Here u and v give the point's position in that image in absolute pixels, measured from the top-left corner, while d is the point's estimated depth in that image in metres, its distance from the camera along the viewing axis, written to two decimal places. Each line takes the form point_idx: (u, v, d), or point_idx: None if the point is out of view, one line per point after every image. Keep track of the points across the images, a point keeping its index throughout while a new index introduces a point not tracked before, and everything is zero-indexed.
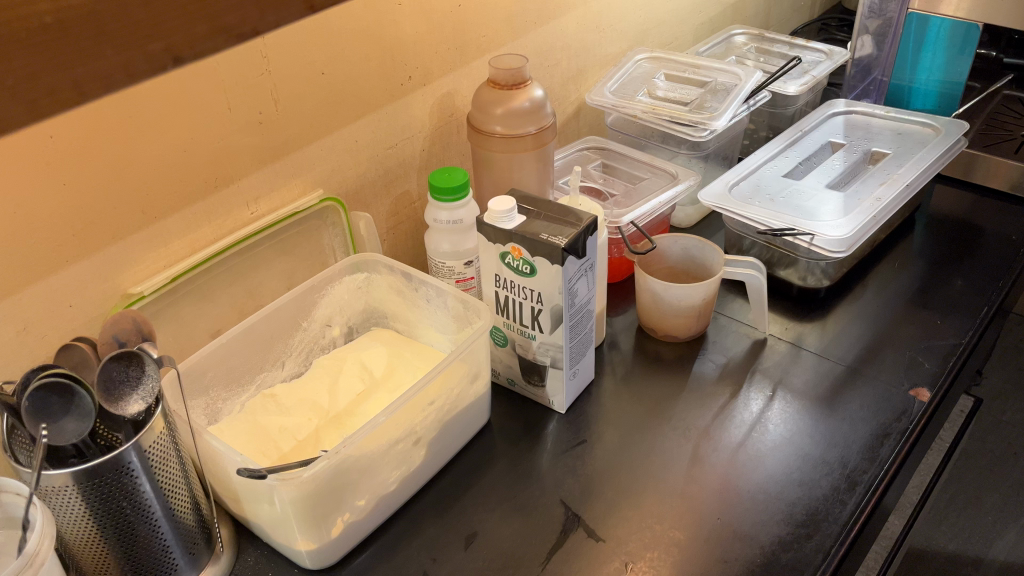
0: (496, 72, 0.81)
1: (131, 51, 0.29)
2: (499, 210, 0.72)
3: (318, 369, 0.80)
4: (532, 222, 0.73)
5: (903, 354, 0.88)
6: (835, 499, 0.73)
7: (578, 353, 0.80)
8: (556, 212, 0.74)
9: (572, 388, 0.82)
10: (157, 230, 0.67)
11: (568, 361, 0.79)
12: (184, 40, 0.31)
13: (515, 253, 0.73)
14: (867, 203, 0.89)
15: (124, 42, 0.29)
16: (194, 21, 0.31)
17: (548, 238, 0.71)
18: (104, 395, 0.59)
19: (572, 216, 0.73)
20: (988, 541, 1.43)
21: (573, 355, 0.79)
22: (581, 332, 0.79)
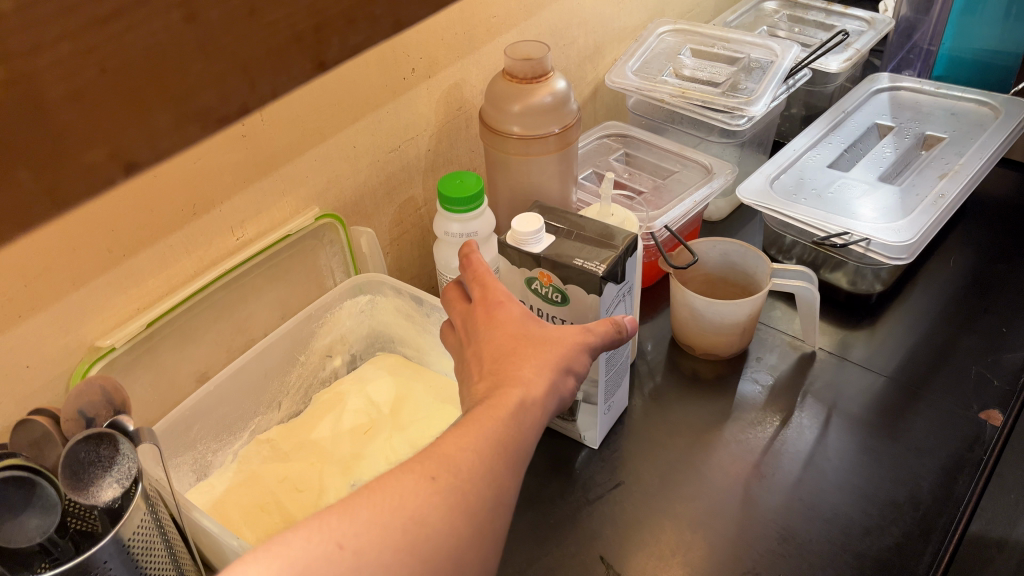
0: (512, 63, 0.70)
1: (57, 167, 0.19)
2: (526, 229, 0.62)
3: (319, 407, 0.71)
4: (563, 243, 0.63)
5: (968, 368, 0.79)
6: (909, 549, 0.64)
7: (614, 384, 0.71)
8: (591, 230, 0.64)
9: (606, 422, 0.73)
10: (127, 270, 0.57)
11: (604, 395, 0.70)
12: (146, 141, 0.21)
13: (544, 279, 0.63)
14: (928, 199, 0.79)
15: (46, 156, 0.19)
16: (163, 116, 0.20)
17: (583, 264, 0.61)
18: (70, 481, 0.49)
19: (608, 236, 0.63)
20: None
21: (609, 388, 0.70)
22: (617, 361, 0.70)
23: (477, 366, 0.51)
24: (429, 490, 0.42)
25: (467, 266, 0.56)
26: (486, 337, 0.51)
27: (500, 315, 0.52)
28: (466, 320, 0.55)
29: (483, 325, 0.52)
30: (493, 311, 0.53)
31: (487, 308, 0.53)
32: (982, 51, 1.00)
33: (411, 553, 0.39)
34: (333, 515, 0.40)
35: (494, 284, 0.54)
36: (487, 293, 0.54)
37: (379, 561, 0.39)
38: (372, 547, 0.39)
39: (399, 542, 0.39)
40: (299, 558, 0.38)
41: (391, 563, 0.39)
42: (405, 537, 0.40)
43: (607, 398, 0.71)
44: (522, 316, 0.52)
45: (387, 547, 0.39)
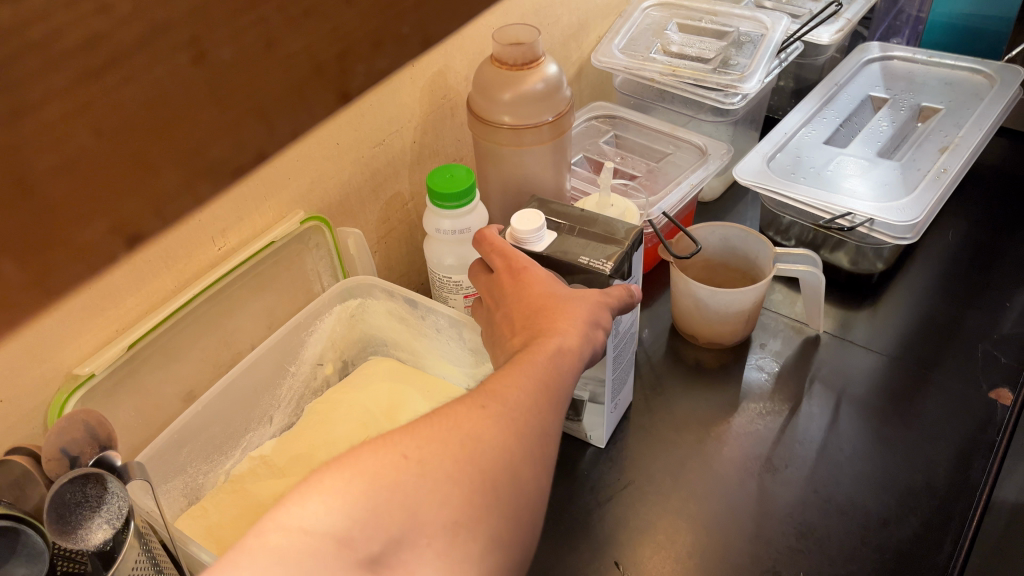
0: (501, 48, 0.66)
1: None
2: (529, 227, 0.58)
3: (313, 419, 0.68)
4: (568, 241, 0.59)
5: (974, 346, 0.78)
6: (929, 539, 0.63)
7: (620, 382, 0.69)
8: (595, 226, 0.60)
9: (612, 420, 0.70)
10: (103, 289, 0.53)
11: (610, 394, 0.67)
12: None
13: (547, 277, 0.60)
14: (930, 175, 0.77)
15: None
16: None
17: (588, 261, 0.57)
18: (56, 526, 0.45)
19: (612, 230, 0.60)
20: None
21: (615, 386, 0.68)
22: (625, 359, 0.67)
23: (510, 328, 0.51)
24: (482, 415, 0.41)
25: (483, 242, 0.57)
26: (516, 298, 0.52)
27: (527, 276, 0.52)
28: (492, 289, 0.55)
29: (511, 290, 0.52)
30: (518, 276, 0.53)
31: (512, 273, 0.53)
32: (972, 17, 0.97)
33: (473, 466, 0.38)
34: (395, 434, 0.39)
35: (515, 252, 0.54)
36: (510, 262, 0.54)
37: (444, 469, 0.38)
38: (436, 457, 0.38)
39: (459, 454, 0.39)
40: (369, 467, 0.37)
41: (454, 471, 0.38)
42: (463, 454, 0.39)
43: (613, 396, 0.68)
44: (549, 279, 0.53)
45: (449, 459, 0.38)
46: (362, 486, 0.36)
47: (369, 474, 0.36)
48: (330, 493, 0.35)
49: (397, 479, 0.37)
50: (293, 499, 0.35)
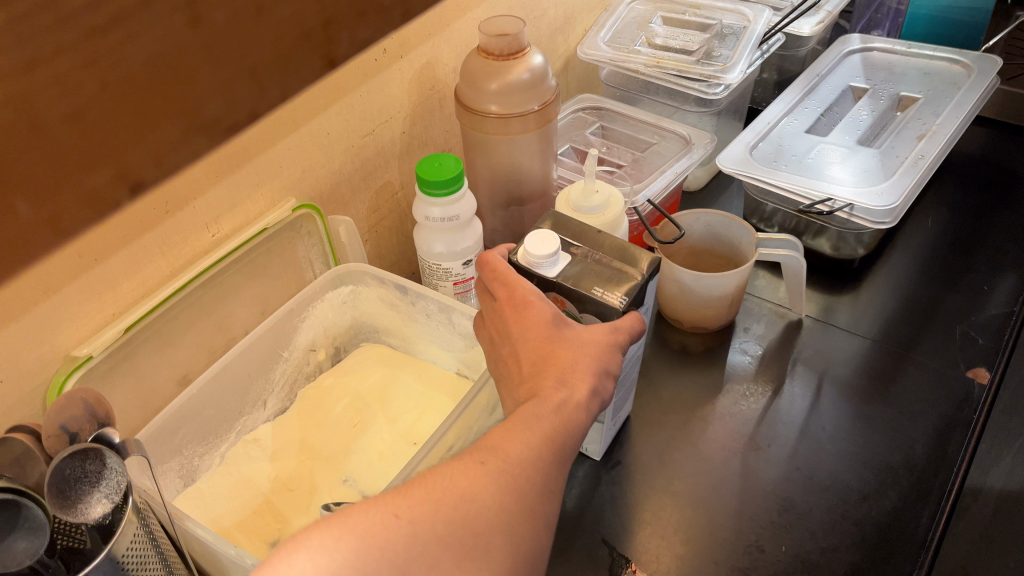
0: (487, 39, 0.68)
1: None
2: (541, 253, 0.55)
3: (306, 404, 0.69)
4: (582, 267, 0.56)
5: (953, 328, 0.79)
6: (907, 512, 0.65)
7: (622, 398, 0.68)
8: (610, 248, 0.57)
9: (608, 434, 0.69)
10: (99, 274, 0.54)
11: (613, 412, 0.67)
12: (71, 200, 0.17)
13: (557, 303, 0.57)
14: (908, 161, 0.79)
15: None
16: (87, 169, 0.17)
17: (602, 294, 0.54)
18: (56, 500, 0.46)
19: (629, 257, 0.56)
20: None
21: (617, 403, 0.67)
22: (630, 378, 0.67)
23: (518, 369, 0.52)
24: (479, 473, 0.43)
25: (487, 269, 0.56)
26: (521, 340, 0.52)
27: (531, 314, 0.52)
28: (498, 319, 0.55)
29: (516, 325, 0.52)
30: (520, 311, 0.52)
31: (515, 307, 0.53)
32: (950, 9, 0.99)
33: (464, 529, 0.41)
34: (390, 495, 0.41)
35: (519, 282, 0.54)
36: (512, 295, 0.53)
37: (433, 531, 0.40)
38: (429, 519, 0.40)
39: (451, 515, 0.41)
40: (361, 525, 0.39)
41: (443, 534, 0.40)
42: (456, 521, 0.41)
43: (615, 412, 0.68)
44: (554, 319, 0.51)
45: (440, 521, 0.41)
46: (353, 543, 0.38)
47: (361, 532, 0.38)
48: (322, 550, 0.37)
49: (389, 537, 0.39)
50: (282, 556, 0.37)
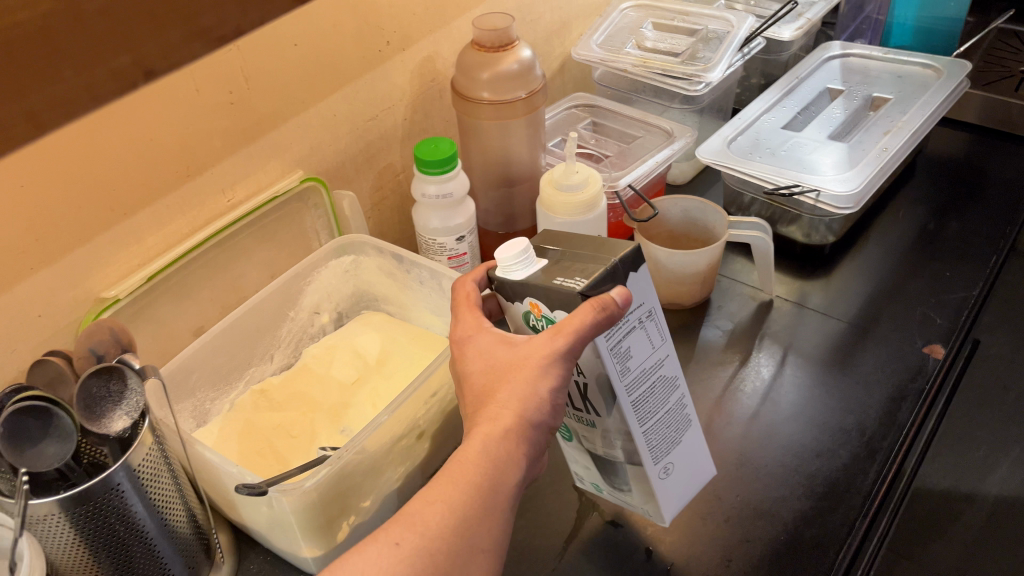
0: (480, 33, 0.75)
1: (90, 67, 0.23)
2: (508, 255, 0.54)
3: (309, 359, 0.76)
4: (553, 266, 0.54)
5: (914, 309, 0.85)
6: (855, 468, 0.70)
7: (679, 443, 0.60)
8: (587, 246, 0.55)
9: (670, 489, 0.61)
10: (127, 227, 0.62)
11: (664, 455, 0.59)
12: (101, 78, 0.23)
13: (535, 310, 0.55)
14: (873, 153, 0.85)
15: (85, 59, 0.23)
16: (111, 53, 0.23)
17: (564, 282, 0.52)
18: (85, 414, 0.54)
19: (603, 249, 0.54)
20: (981, 475, 1.40)
21: (671, 446, 0.60)
22: (676, 406, 0.59)
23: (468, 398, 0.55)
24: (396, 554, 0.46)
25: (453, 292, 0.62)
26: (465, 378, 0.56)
27: (468, 351, 0.56)
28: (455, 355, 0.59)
29: (463, 362, 0.56)
30: (463, 347, 0.57)
31: (456, 346, 0.57)
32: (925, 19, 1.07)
33: None
34: None
35: (462, 317, 0.59)
36: (457, 328, 0.58)
37: None
38: None
39: None
40: None
41: None
42: None
43: (673, 458, 0.60)
44: (490, 347, 0.55)
45: None
46: None
47: None
48: None
49: None
50: None
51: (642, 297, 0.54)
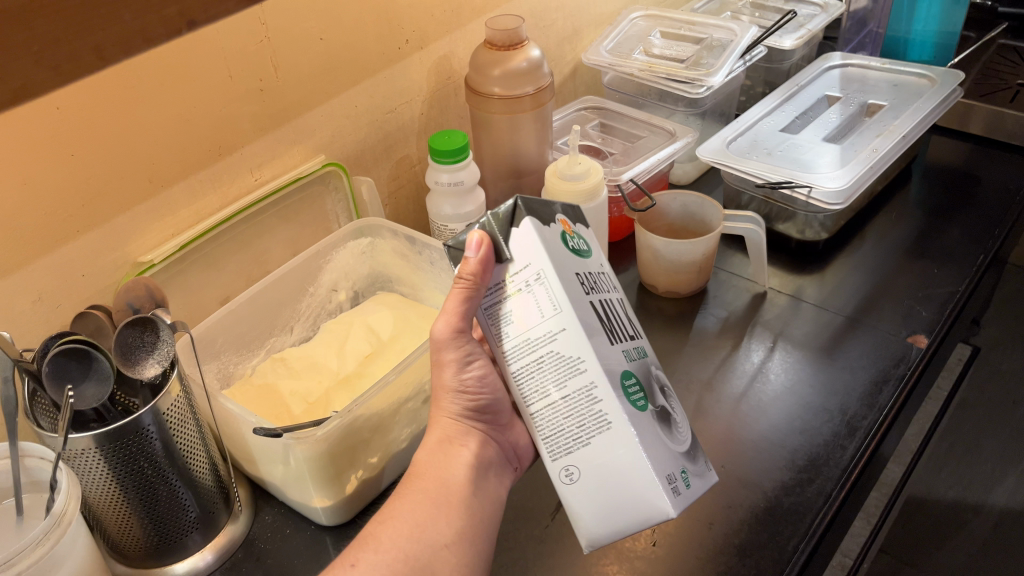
0: (492, 33, 0.81)
1: (146, 16, 0.29)
2: None
3: (326, 332, 0.82)
4: None
5: (902, 303, 0.89)
6: (835, 444, 0.74)
7: (586, 446, 0.52)
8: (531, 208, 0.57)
9: (585, 498, 0.53)
10: (163, 199, 0.68)
11: (560, 454, 0.54)
12: (153, 21, 0.29)
13: None
14: (864, 154, 0.90)
15: (141, 8, 0.28)
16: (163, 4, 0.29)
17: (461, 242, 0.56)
18: (121, 359, 0.60)
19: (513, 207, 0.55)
20: (988, 487, 1.32)
21: (570, 446, 0.53)
22: (580, 395, 0.52)
23: None
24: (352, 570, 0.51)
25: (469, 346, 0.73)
26: None
27: None
28: None
29: None
30: None
31: None
32: (928, 34, 1.13)
33: None
34: None
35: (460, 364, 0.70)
36: None
37: None
38: None
39: None
40: None
41: None
42: None
43: (574, 463, 0.53)
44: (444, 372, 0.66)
45: None
46: None
47: None
48: None
49: None
50: None
51: (523, 258, 0.52)
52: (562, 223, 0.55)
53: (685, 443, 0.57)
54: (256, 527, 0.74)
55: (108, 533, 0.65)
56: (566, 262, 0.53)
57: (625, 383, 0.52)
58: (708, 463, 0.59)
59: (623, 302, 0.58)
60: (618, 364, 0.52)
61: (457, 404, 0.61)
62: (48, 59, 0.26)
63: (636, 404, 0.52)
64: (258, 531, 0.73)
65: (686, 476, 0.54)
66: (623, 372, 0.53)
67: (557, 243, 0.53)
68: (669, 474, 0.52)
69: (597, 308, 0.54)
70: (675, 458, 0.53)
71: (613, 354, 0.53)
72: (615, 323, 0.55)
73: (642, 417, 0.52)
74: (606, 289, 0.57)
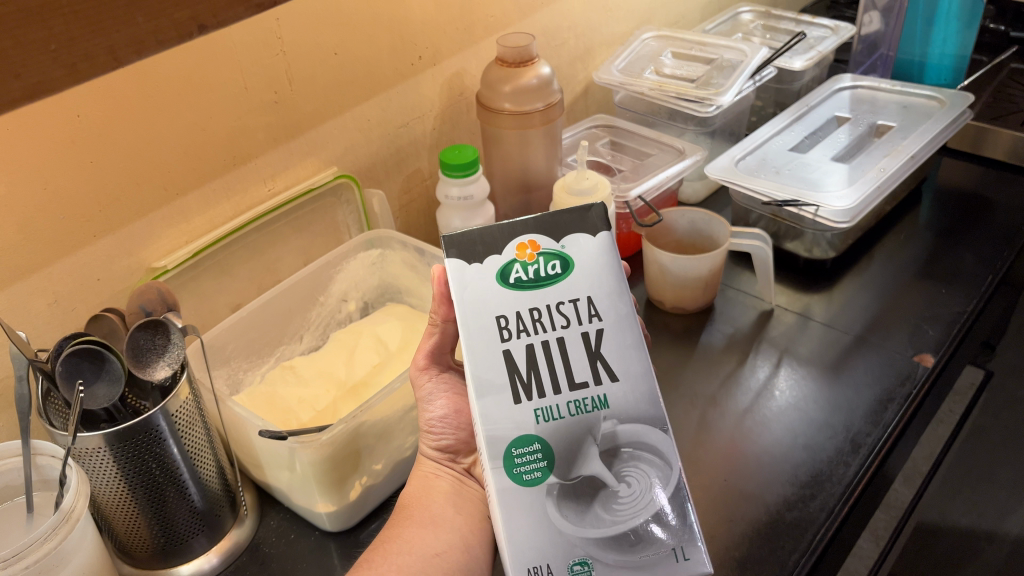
0: (504, 50, 0.82)
1: (157, 19, 0.30)
2: None
3: (335, 341, 0.83)
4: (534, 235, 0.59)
5: (909, 322, 0.89)
6: (838, 460, 0.74)
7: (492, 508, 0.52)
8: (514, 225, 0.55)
9: None
10: (178, 206, 0.70)
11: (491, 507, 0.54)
12: (165, 25, 0.30)
13: None
14: (872, 174, 0.90)
15: (152, 10, 0.29)
16: (173, 8, 0.30)
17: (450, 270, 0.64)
18: (132, 360, 0.61)
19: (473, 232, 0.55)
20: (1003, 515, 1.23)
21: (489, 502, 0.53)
22: (480, 454, 0.52)
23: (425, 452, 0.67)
24: None
25: None
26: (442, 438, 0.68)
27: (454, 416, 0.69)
28: None
29: None
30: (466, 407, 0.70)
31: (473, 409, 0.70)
32: (944, 56, 1.14)
33: None
34: None
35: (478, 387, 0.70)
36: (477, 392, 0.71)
37: None
38: None
39: None
40: None
41: None
42: None
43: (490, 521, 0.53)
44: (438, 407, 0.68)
45: None
46: None
47: None
48: None
49: None
50: None
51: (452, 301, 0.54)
52: (517, 252, 0.53)
53: (629, 528, 0.49)
54: (262, 531, 0.75)
55: (116, 533, 0.66)
56: (488, 304, 0.52)
57: (514, 449, 0.49)
58: (693, 559, 0.48)
59: (593, 343, 0.52)
60: (510, 430, 0.49)
61: (430, 445, 0.64)
62: (63, 58, 0.27)
63: (521, 477, 0.49)
64: (264, 534, 0.74)
65: (582, 569, 0.48)
66: (515, 439, 0.49)
67: (485, 285, 0.52)
68: (532, 565, 0.47)
69: (514, 358, 0.51)
70: (565, 547, 0.48)
71: (510, 416, 0.50)
72: (554, 371, 0.51)
73: (521, 494, 0.49)
74: (568, 327, 0.52)
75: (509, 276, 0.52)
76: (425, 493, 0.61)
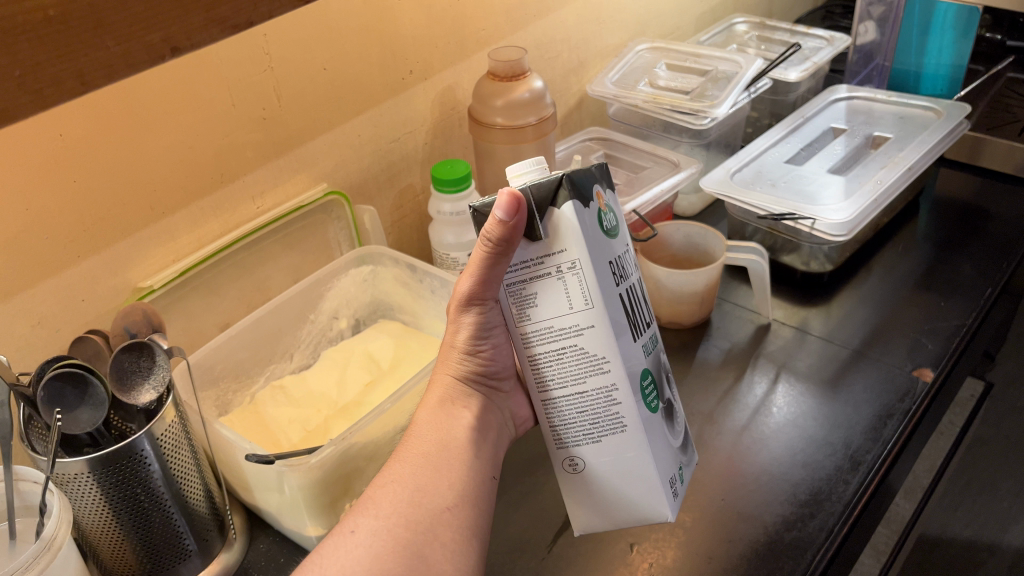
0: (496, 64, 0.82)
1: (129, 42, 0.28)
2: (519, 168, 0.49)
3: (327, 359, 0.81)
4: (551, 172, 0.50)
5: (908, 336, 0.88)
6: (838, 478, 0.73)
7: (596, 442, 0.53)
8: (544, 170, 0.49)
9: (579, 484, 0.55)
10: (164, 225, 0.68)
11: (572, 446, 0.54)
12: (136, 47, 0.29)
13: None
14: (869, 186, 0.89)
15: (122, 32, 0.28)
16: (144, 30, 0.29)
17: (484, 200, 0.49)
18: (116, 384, 0.60)
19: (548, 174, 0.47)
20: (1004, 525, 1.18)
21: (580, 439, 0.53)
22: (599, 394, 0.51)
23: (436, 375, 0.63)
24: (350, 540, 0.50)
25: None
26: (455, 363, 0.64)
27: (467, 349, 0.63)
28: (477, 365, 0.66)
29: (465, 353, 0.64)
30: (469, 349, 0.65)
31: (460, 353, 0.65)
32: (941, 66, 1.13)
33: None
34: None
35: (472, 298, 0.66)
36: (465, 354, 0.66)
37: None
38: None
39: None
40: None
41: None
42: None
43: (579, 453, 0.53)
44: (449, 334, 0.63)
45: None
46: None
47: None
48: None
49: None
50: None
51: (558, 243, 0.47)
52: (599, 200, 0.49)
53: (682, 432, 0.58)
54: (250, 555, 0.73)
55: (101, 560, 0.65)
56: (602, 248, 0.48)
57: (643, 382, 0.51)
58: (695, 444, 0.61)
59: (643, 281, 0.54)
60: (638, 365, 0.51)
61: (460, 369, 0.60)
62: (28, 83, 0.26)
63: (650, 405, 0.52)
64: (253, 559, 0.73)
65: (682, 471, 0.56)
66: (642, 372, 0.51)
67: (595, 229, 0.48)
68: (671, 477, 0.53)
69: (625, 301, 0.50)
70: (675, 455, 0.55)
71: (636, 353, 0.51)
72: (639, 307, 0.52)
73: (653, 419, 0.52)
74: (632, 269, 0.52)
75: (603, 222, 0.49)
76: (439, 427, 0.58)
